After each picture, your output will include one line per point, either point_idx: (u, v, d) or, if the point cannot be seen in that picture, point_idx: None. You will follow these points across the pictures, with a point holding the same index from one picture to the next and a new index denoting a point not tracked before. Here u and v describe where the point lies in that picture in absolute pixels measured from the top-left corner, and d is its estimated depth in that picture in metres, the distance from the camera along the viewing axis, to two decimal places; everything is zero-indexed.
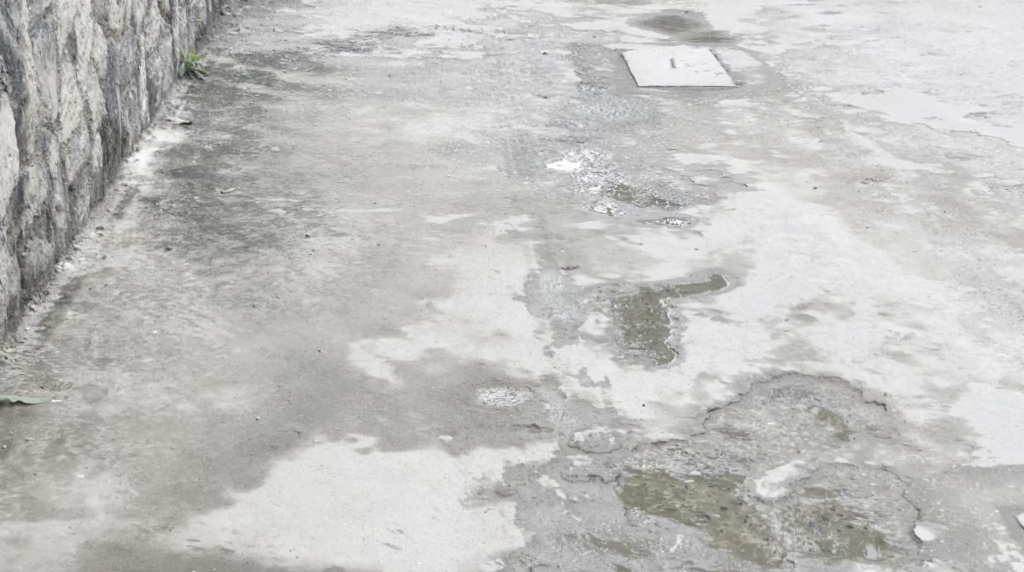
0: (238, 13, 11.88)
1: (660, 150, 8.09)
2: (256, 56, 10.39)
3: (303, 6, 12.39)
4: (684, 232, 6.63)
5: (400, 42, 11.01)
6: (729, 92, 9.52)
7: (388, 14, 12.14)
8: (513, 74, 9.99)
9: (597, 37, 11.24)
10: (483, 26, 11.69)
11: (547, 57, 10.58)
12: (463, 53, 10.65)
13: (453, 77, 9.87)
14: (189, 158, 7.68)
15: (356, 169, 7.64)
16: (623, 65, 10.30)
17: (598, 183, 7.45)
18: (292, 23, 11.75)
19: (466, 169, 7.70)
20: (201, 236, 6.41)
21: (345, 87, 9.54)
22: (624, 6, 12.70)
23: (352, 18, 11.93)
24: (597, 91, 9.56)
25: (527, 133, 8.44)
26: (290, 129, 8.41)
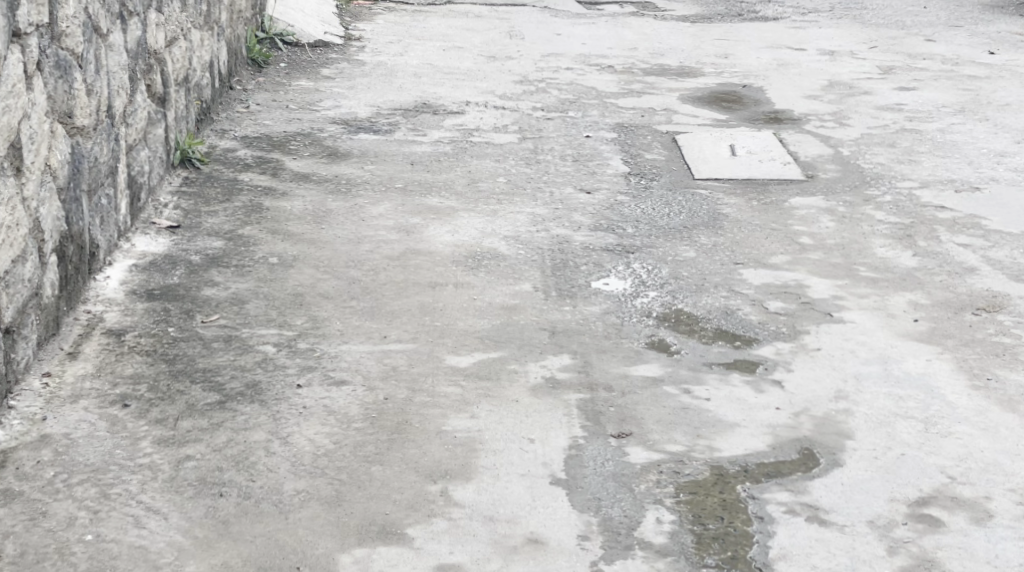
0: (250, 86, 10.78)
1: (725, 264, 6.88)
2: (264, 139, 9.26)
3: (321, 79, 11.29)
4: (759, 382, 5.41)
5: (427, 121, 9.86)
6: (800, 187, 8.35)
7: (414, 88, 11.03)
8: (553, 161, 8.86)
9: (646, 117, 10.10)
10: (520, 102, 10.57)
11: (591, 141, 9.43)
12: (497, 135, 9.52)
13: (485, 166, 8.71)
14: (170, 272, 6.55)
15: (367, 288, 6.46)
16: (678, 152, 9.14)
17: (653, 309, 6.27)
18: (309, 98, 10.63)
19: (496, 288, 6.51)
20: (170, 386, 5.22)
21: (361, 179, 8.39)
22: (674, 80, 11.58)
23: (375, 92, 10.82)
24: (648, 183, 8.40)
25: (568, 239, 7.27)
26: (292, 233, 7.24)
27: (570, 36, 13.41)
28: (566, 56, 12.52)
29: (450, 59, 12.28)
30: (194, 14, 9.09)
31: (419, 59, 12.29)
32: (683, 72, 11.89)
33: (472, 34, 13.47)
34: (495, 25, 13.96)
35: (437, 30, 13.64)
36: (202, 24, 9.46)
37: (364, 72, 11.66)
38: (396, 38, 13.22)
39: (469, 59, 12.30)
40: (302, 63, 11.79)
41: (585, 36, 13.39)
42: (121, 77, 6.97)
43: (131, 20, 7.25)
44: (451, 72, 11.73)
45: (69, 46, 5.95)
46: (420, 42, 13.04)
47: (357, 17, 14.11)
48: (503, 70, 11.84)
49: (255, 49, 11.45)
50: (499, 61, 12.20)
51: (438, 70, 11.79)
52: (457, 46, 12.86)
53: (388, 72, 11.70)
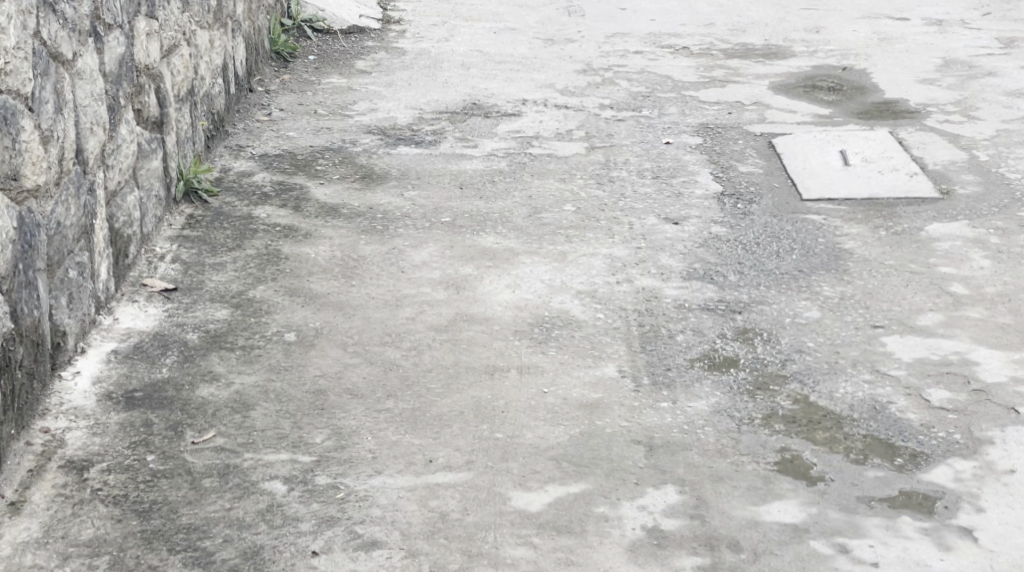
0: (273, 86, 9.37)
1: (861, 333, 5.42)
2: (286, 158, 7.85)
3: (356, 73, 9.89)
4: (942, 531, 4.20)
5: (478, 130, 8.43)
6: (934, 207, 6.88)
7: (461, 82, 9.61)
8: (630, 179, 7.44)
9: (735, 118, 8.65)
10: (584, 100, 9.15)
11: (672, 150, 8.00)
12: (561, 145, 8.11)
13: (550, 190, 7.29)
14: (162, 361, 5.10)
15: (407, 380, 5.06)
16: (778, 164, 7.69)
17: (777, 407, 4.83)
18: (341, 99, 9.23)
19: (573, 377, 5.09)
20: (141, 560, 4.09)
21: (400, 210, 6.98)
22: (760, 64, 10.13)
23: (417, 89, 9.41)
24: (747, 207, 6.96)
25: (657, 296, 5.85)
26: (315, 294, 5.85)
27: (635, 10, 11.96)
28: (633, 37, 11.08)
29: (501, 44, 10.86)
30: (203, 13, 7.65)
31: (467, 45, 10.88)
32: (768, 54, 10.44)
33: (526, 11, 12.02)
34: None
35: (486, 7, 12.21)
36: (214, 21, 8.05)
37: (405, 63, 10.26)
38: (440, 18, 11.80)
39: (524, 43, 10.87)
40: (334, 55, 10.38)
41: (652, 10, 11.95)
42: (98, 110, 5.57)
43: (111, 34, 5.82)
44: (503, 62, 10.31)
45: (8, 87, 4.63)
46: (468, 23, 11.61)
47: None
48: (562, 57, 10.42)
49: (279, 40, 10.06)
50: (556, 46, 10.77)
51: (488, 59, 10.39)
52: (510, 27, 11.44)
53: (433, 62, 10.29)
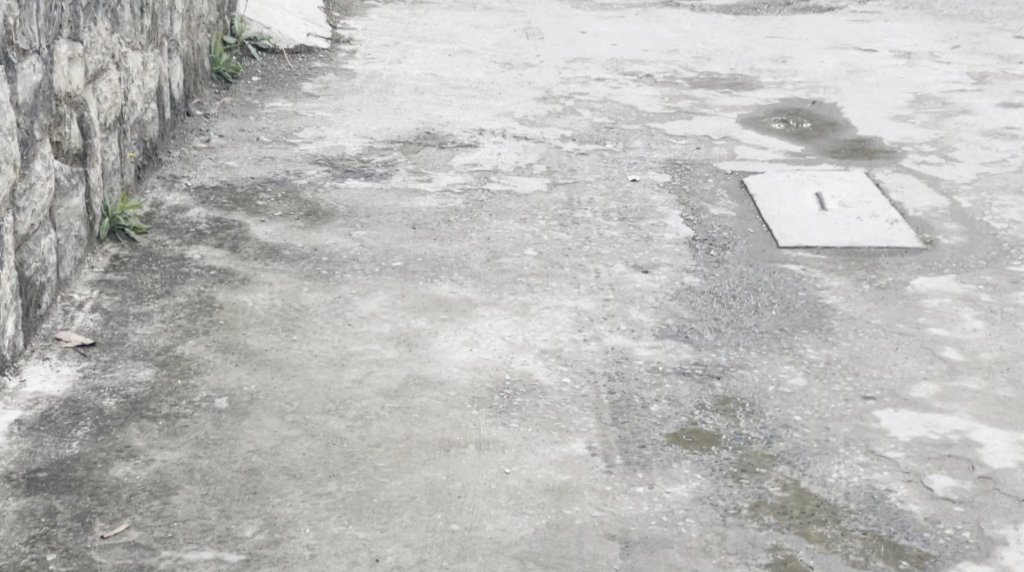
0: (214, 109, 8.80)
1: (853, 406, 4.92)
2: (225, 191, 7.28)
3: (302, 96, 9.35)
4: None
5: (432, 163, 7.90)
6: (919, 258, 6.42)
7: (414, 109, 9.09)
8: (594, 221, 6.94)
9: (705, 153, 8.17)
10: (545, 131, 8.66)
11: (639, 188, 7.50)
12: (520, 180, 7.61)
13: (509, 231, 6.77)
14: (70, 434, 4.63)
15: (352, 456, 4.54)
16: (751, 206, 7.20)
17: (765, 494, 4.36)
18: (286, 125, 8.68)
19: (536, 454, 4.57)
20: None
21: (346, 252, 6.45)
22: (728, 94, 9.68)
23: (368, 115, 8.89)
24: (721, 256, 6.47)
25: (627, 357, 5.34)
26: (252, 350, 5.31)
27: (597, 35, 11.51)
28: (594, 62, 10.61)
29: (456, 68, 10.37)
30: (135, 33, 7.10)
31: (421, 68, 10.37)
32: (736, 83, 10.00)
33: (482, 33, 11.53)
34: (509, 22, 12.03)
35: (441, 28, 11.71)
36: (149, 41, 7.49)
37: (356, 86, 9.73)
38: (392, 39, 11.28)
39: (480, 67, 10.38)
40: (281, 76, 9.83)
41: (614, 35, 11.50)
42: (8, 145, 5.03)
43: (23, 61, 5.28)
44: (459, 87, 9.81)
45: None
46: (422, 45, 11.10)
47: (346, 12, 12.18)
48: (520, 83, 9.93)
49: (221, 59, 9.50)
50: (514, 71, 10.28)
51: (443, 84, 9.88)
52: (466, 50, 10.94)
53: (385, 86, 9.77)
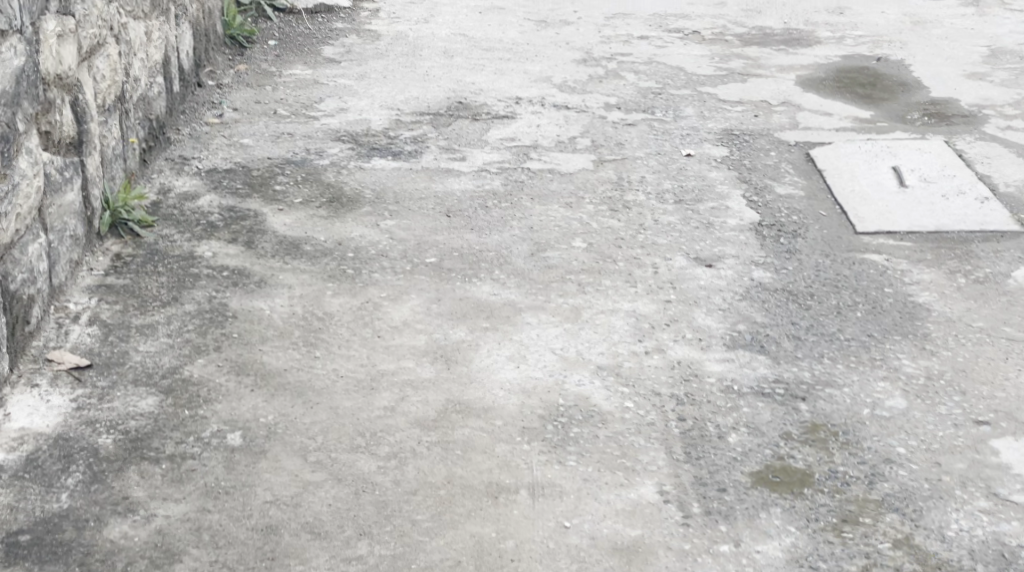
0: (227, 79, 8.12)
1: (966, 435, 4.36)
2: (239, 174, 6.59)
3: (323, 62, 8.65)
4: None
5: (465, 139, 7.21)
6: (1017, 244, 5.74)
7: (444, 74, 8.41)
8: (649, 206, 6.26)
9: (763, 123, 7.47)
10: (587, 99, 7.97)
11: (694, 168, 6.78)
12: (563, 157, 6.93)
13: (554, 220, 6.10)
14: (58, 484, 4.11)
15: (385, 508, 4.04)
16: (821, 186, 6.50)
17: (875, 554, 3.94)
18: (305, 95, 7.99)
19: (599, 503, 4.06)
20: None
21: (374, 246, 5.79)
22: (782, 52, 8.96)
23: (395, 83, 8.20)
24: (793, 247, 5.78)
25: (697, 376, 4.66)
26: (271, 372, 4.66)
27: None
28: (635, 19, 9.90)
29: (487, 26, 9.67)
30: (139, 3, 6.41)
31: (450, 27, 9.67)
32: (790, 40, 9.29)
33: None
34: None
35: None
36: (155, 9, 6.79)
37: (381, 49, 9.04)
38: None
39: (514, 26, 9.68)
40: (300, 39, 9.14)
41: None
42: None
43: None
44: (492, 48, 9.11)
45: None
46: None
47: None
48: (557, 43, 9.23)
49: (235, 22, 8.77)
50: (550, 30, 9.58)
51: (474, 46, 9.19)
52: (498, 6, 10.23)
53: (412, 48, 9.09)
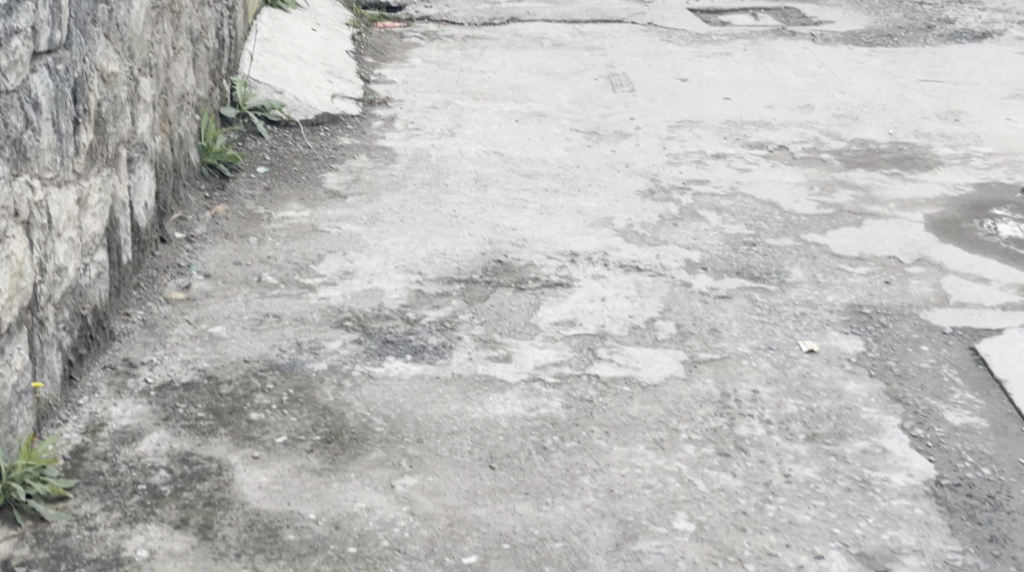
0: (199, 227, 6.33)
1: None
2: (203, 396, 4.76)
3: (324, 198, 6.89)
4: None
5: (508, 325, 5.44)
6: None
7: (476, 216, 6.66)
8: (772, 447, 4.49)
9: (899, 296, 5.70)
10: (661, 257, 6.21)
11: (821, 376, 4.96)
12: (643, 356, 5.19)
13: (641, 474, 4.38)
14: None
15: None
16: (1009, 411, 4.73)
17: None
18: (297, 250, 6.19)
19: None
20: None
21: (402, 532, 4.15)
22: (898, 178, 7.27)
23: (414, 230, 6.45)
24: (1002, 539, 4.17)
25: None
26: None
27: (700, 89, 9.08)
28: (703, 132, 8.15)
29: (527, 141, 7.93)
30: (65, 162, 4.67)
31: (481, 140, 7.93)
32: (901, 160, 7.62)
33: (555, 86, 9.15)
34: (584, 70, 9.65)
35: (501, 80, 9.29)
36: (93, 161, 5.04)
37: (396, 176, 7.28)
38: (442, 95, 8.84)
39: (559, 140, 7.96)
40: (297, 164, 7.38)
41: (722, 89, 9.07)
42: None
43: None
44: (533, 174, 7.37)
45: None
46: (479, 104, 8.66)
47: (381, 55, 9.84)
48: (614, 165, 7.51)
49: (215, 146, 6.95)
50: (603, 146, 7.85)
51: (512, 169, 7.44)
52: (537, 111, 8.51)
53: (435, 173, 7.34)
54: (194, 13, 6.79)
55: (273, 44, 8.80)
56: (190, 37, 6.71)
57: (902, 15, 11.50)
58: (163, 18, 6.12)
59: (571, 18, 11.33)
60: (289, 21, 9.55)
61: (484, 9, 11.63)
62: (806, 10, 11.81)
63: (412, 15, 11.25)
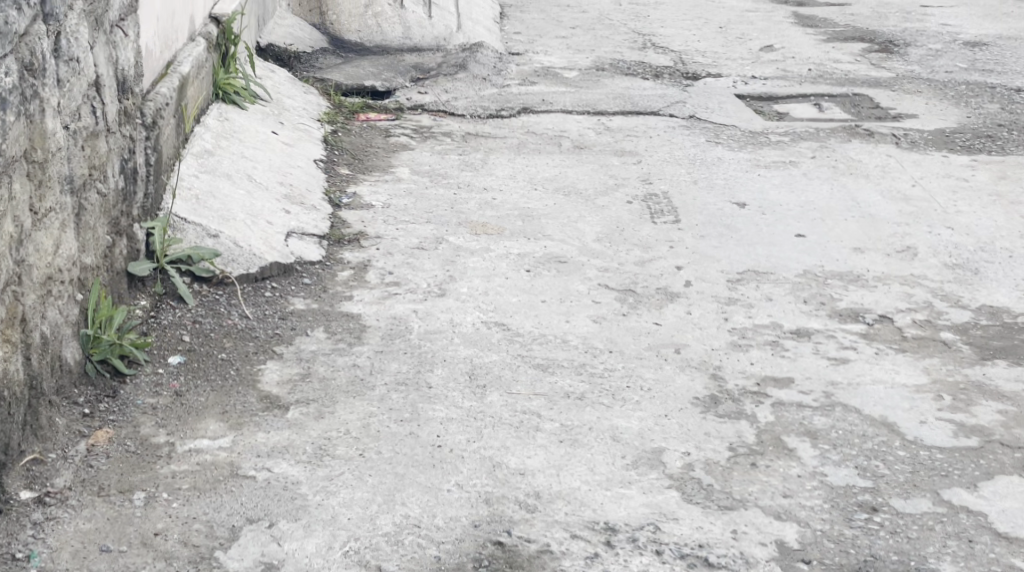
0: (59, 478, 4.48)
1: None
2: None
3: (255, 415, 4.91)
4: None
5: None
6: None
7: (470, 452, 4.72)
8: None
9: None
10: (737, 539, 4.41)
11: None
12: None
13: None
14: None
15: None
16: None
17: None
18: (202, 515, 4.39)
19: None
20: None
21: None
22: None
23: (379, 485, 4.54)
24: None
25: None
26: None
27: (764, 220, 7.14)
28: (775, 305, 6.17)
29: (544, 306, 6.03)
30: None
31: (480, 303, 6.01)
32: None
33: (579, 213, 7.23)
34: (614, 187, 7.74)
35: (508, 202, 7.35)
36: None
37: (362, 372, 5.28)
38: (434, 228, 6.90)
39: (584, 306, 6.03)
40: (227, 348, 5.39)
41: (791, 220, 7.15)
42: None
43: None
44: (550, 365, 5.44)
45: None
46: (478, 242, 6.71)
47: (360, 165, 7.93)
48: (659, 351, 5.59)
49: (108, 331, 4.99)
50: (643, 316, 5.92)
51: (522, 357, 5.51)
52: (555, 254, 6.62)
53: (417, 364, 5.38)
54: (78, 151, 4.94)
55: (216, 159, 6.86)
56: (69, 187, 4.83)
57: (997, 108, 9.57)
58: (7, 177, 4.33)
59: (596, 108, 9.41)
60: (243, 120, 7.62)
61: (490, 94, 9.70)
62: (879, 98, 9.87)
63: (402, 102, 9.33)
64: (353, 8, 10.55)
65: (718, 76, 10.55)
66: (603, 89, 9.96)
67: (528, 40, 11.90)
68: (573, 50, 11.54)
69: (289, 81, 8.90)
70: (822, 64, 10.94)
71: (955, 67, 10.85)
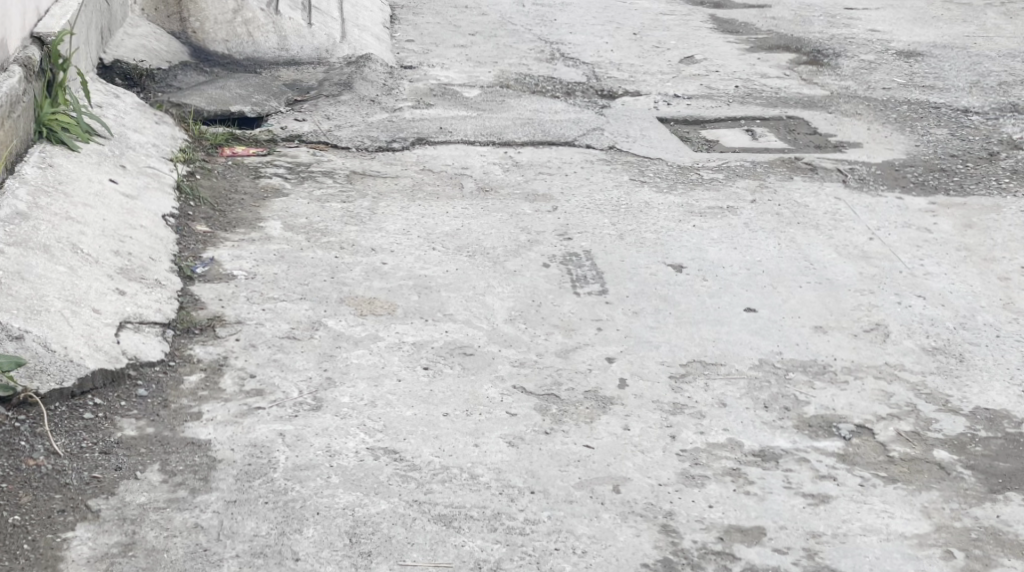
0: None
1: None
2: None
3: None
4: None
5: None
6: None
7: None
8: None
9: None
10: None
11: None
12: None
13: None
14: None
15: None
16: None
17: None
18: None
19: None
20: None
21: None
22: None
23: None
24: None
25: None
26: None
27: (710, 289, 6.01)
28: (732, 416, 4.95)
29: (446, 422, 4.83)
30: None
31: (367, 418, 4.83)
32: None
33: (485, 282, 6.05)
34: (528, 244, 6.55)
35: (401, 269, 6.17)
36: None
37: (205, 542, 4.30)
38: (309, 309, 5.69)
39: (496, 423, 4.84)
40: (23, 507, 4.36)
41: (738, 289, 6.01)
42: None
43: None
44: (454, 518, 4.42)
45: None
46: (368, 328, 5.53)
47: (222, 219, 6.70)
48: (592, 488, 4.55)
49: None
50: (568, 439, 4.75)
51: (415, 506, 4.45)
52: (460, 343, 5.45)
53: (280, 523, 4.37)
54: None
55: (36, 224, 5.58)
56: None
57: (946, 134, 8.49)
58: None
59: (503, 137, 8.21)
60: (74, 166, 6.32)
61: (379, 121, 8.45)
62: (816, 122, 8.76)
63: (276, 131, 8.07)
64: (218, 15, 9.22)
65: (637, 95, 9.40)
66: (509, 113, 8.74)
67: (423, 50, 10.68)
68: (474, 62, 10.31)
69: (139, 107, 7.62)
70: (749, 79, 9.83)
71: (893, 83, 9.77)
